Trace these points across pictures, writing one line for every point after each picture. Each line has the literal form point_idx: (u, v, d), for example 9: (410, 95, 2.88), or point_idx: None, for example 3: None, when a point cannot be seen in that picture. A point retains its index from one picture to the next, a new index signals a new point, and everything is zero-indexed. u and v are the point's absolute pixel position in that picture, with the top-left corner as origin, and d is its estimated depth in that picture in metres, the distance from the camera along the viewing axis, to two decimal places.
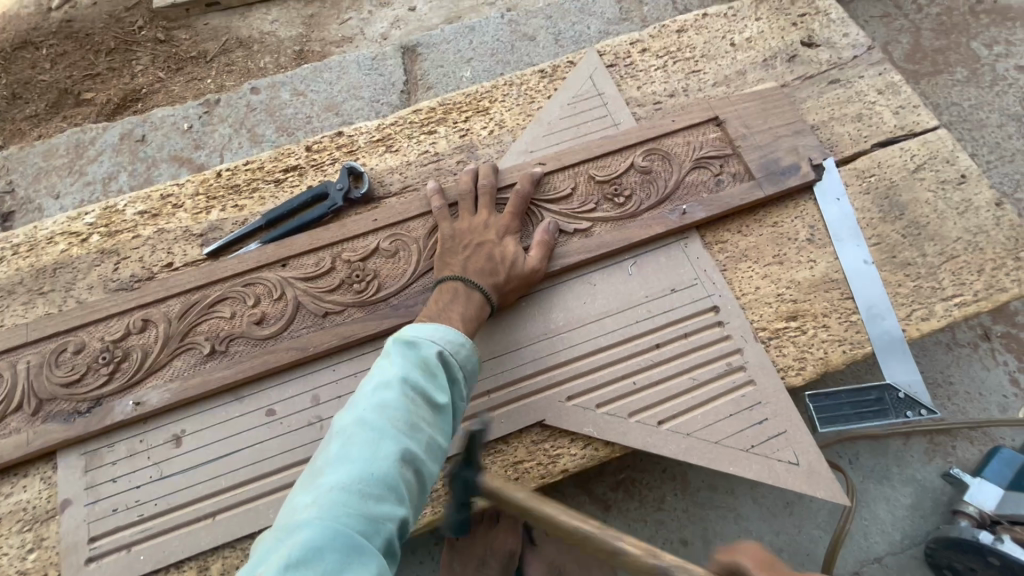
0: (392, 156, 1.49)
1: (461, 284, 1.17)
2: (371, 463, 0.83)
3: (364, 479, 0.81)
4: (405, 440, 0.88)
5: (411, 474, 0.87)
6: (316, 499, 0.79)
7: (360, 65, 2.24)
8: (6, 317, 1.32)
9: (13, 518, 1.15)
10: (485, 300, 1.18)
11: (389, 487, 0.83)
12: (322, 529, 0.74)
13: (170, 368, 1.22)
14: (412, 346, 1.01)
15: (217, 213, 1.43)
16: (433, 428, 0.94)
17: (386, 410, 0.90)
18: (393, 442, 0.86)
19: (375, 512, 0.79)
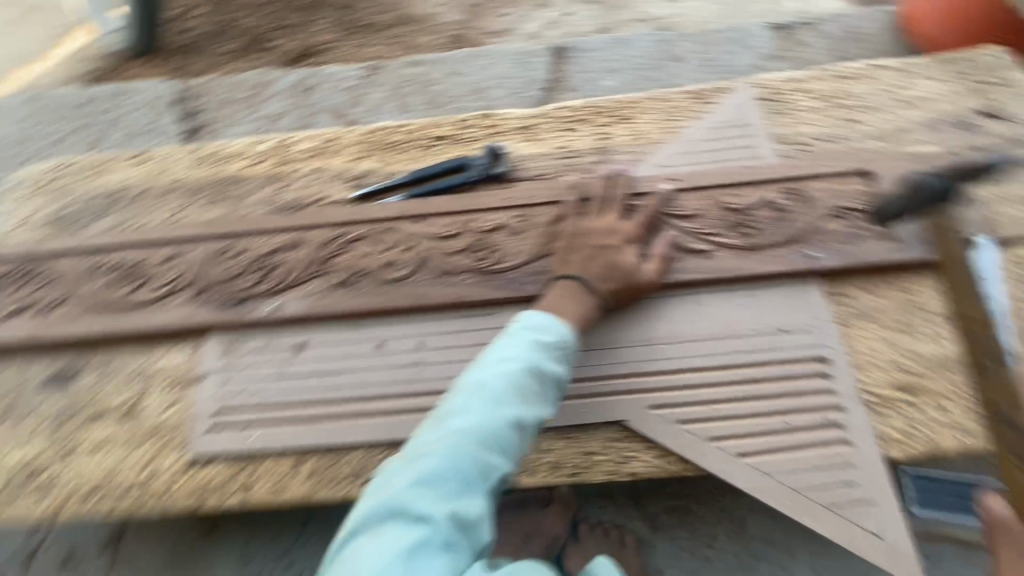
0: (533, 144, 1.58)
1: (576, 282, 1.24)
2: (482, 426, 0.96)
3: (477, 434, 0.95)
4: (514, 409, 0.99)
5: (516, 438, 0.99)
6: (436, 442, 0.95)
7: (512, 58, 2.37)
8: (188, 213, 1.56)
9: (161, 377, 1.36)
10: (598, 296, 1.23)
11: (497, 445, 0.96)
12: (440, 465, 0.91)
13: (307, 286, 1.39)
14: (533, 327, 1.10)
15: (370, 163, 1.60)
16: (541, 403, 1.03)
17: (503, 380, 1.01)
18: (504, 409, 0.98)
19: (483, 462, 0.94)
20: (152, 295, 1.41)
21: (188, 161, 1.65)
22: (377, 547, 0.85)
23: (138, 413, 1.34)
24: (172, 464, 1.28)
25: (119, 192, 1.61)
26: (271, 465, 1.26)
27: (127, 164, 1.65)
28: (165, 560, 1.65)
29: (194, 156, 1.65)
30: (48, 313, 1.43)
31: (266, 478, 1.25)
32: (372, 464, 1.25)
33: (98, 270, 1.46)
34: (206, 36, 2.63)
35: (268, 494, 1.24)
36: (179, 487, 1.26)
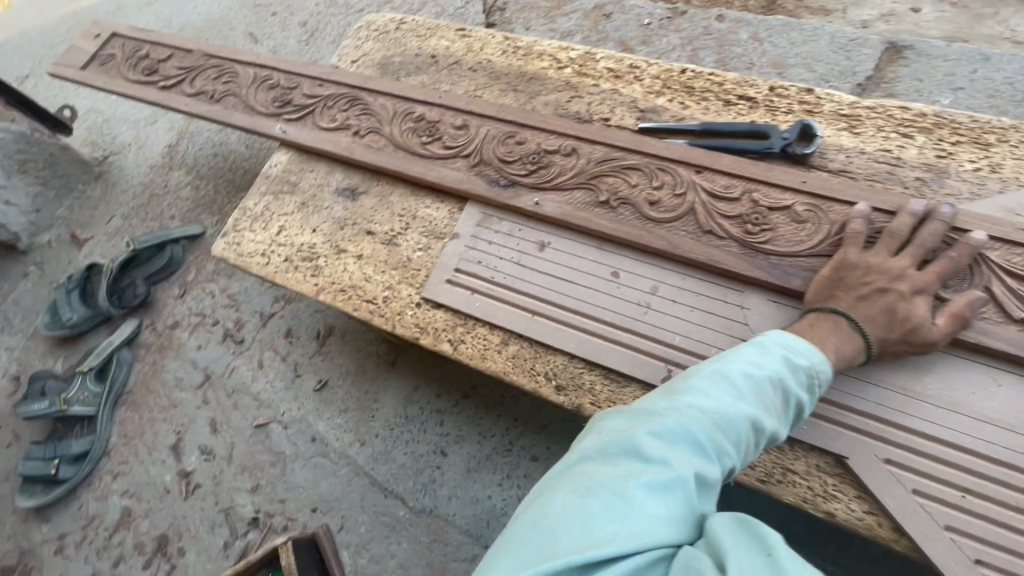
0: (850, 137, 1.40)
1: (840, 316, 1.08)
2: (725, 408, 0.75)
3: (722, 409, 0.74)
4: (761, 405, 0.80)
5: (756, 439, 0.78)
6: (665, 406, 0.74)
7: (834, 40, 2.10)
8: (486, 92, 1.69)
9: (422, 222, 1.55)
10: (883, 321, 1.07)
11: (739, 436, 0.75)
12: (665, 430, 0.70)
13: (569, 194, 1.44)
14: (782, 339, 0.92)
15: (664, 101, 1.57)
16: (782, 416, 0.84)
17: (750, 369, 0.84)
18: (744, 404, 0.78)
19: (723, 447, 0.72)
20: (438, 152, 1.58)
21: (500, 47, 1.77)
22: (588, 482, 0.64)
23: (396, 244, 1.54)
24: (408, 295, 1.47)
25: (438, 56, 1.80)
26: (483, 335, 1.38)
27: (451, 35, 1.84)
28: (351, 369, 1.94)
29: (506, 45, 1.77)
30: (358, 137, 1.69)
31: (476, 343, 1.38)
32: (569, 373, 1.30)
33: (405, 116, 1.67)
34: None
35: (473, 356, 1.37)
36: (407, 317, 1.44)
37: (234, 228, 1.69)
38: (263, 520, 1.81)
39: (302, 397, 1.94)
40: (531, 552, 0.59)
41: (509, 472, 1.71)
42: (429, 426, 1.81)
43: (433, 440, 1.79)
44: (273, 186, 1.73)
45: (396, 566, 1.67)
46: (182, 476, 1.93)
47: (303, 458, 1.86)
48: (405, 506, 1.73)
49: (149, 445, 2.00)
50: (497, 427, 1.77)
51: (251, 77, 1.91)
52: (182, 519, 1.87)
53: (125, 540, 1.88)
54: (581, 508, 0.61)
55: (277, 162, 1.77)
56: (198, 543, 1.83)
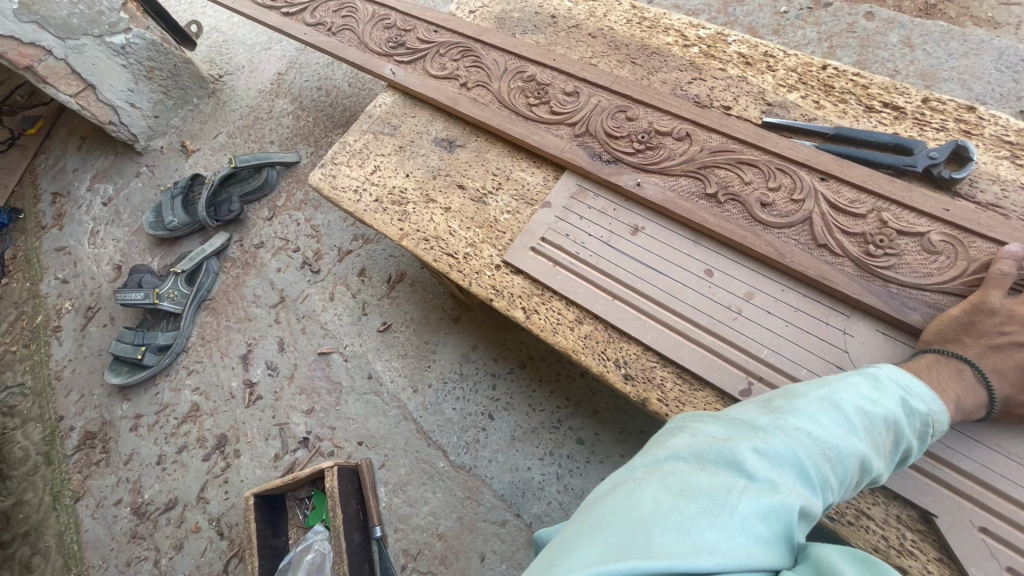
0: (1010, 167, 1.24)
1: (967, 366, 0.97)
2: (836, 438, 0.73)
3: (832, 440, 0.73)
4: (868, 445, 0.76)
5: (856, 480, 0.75)
6: (773, 423, 0.73)
7: (1001, 58, 1.85)
8: (603, 61, 1.61)
9: (514, 185, 1.52)
10: (1016, 379, 0.96)
11: (840, 471, 0.72)
12: (775, 445, 0.69)
13: (673, 180, 1.36)
14: (899, 382, 0.88)
15: (796, 96, 1.44)
16: (886, 461, 0.80)
17: (860, 406, 0.80)
18: (856, 437, 0.75)
19: (824, 481, 0.69)
20: (544, 116, 1.53)
21: (624, 16, 1.69)
22: (684, 484, 0.63)
23: (485, 203, 1.52)
24: (490, 256, 1.45)
25: (558, 17, 1.74)
26: (558, 309, 1.35)
27: None
28: (415, 318, 1.98)
29: (631, 14, 1.68)
30: (464, 89, 1.67)
31: (549, 316, 1.35)
32: (640, 365, 1.25)
33: (516, 75, 1.63)
34: None
35: (544, 329, 1.34)
36: (485, 276, 1.43)
37: (332, 161, 1.72)
38: (312, 441, 1.91)
39: (365, 335, 2.01)
40: (630, 535, 0.58)
41: (552, 449, 1.70)
42: (482, 388, 1.82)
43: (483, 403, 1.80)
44: (375, 126, 1.75)
45: (428, 513, 1.72)
46: (247, 385, 2.06)
47: (357, 392, 1.93)
48: (446, 460, 1.76)
49: (222, 351, 2.14)
50: (547, 403, 1.76)
51: (369, 14, 1.92)
52: (241, 424, 2.01)
53: (190, 432, 2.05)
54: (676, 507, 0.61)
55: (382, 103, 1.79)
56: (252, 449, 1.96)
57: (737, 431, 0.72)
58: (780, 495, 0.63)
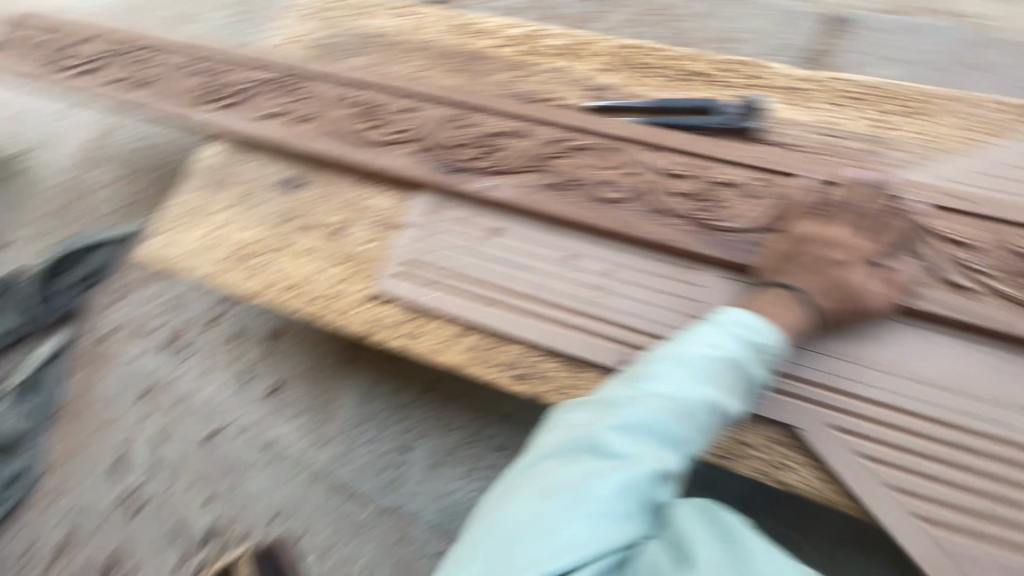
0: (795, 109, 1.41)
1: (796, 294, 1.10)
2: (685, 396, 0.82)
3: (682, 399, 0.81)
4: (717, 392, 0.86)
5: (711, 424, 0.85)
6: (631, 396, 0.81)
7: (777, 13, 2.11)
8: (430, 72, 1.61)
9: (367, 213, 1.47)
10: (835, 292, 1.09)
11: (694, 423, 0.81)
12: (630, 420, 0.76)
13: (519, 177, 1.39)
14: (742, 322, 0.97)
15: (613, 77, 1.53)
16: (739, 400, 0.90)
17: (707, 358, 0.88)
18: (705, 389, 0.84)
19: (678, 437, 0.79)
20: (382, 138, 1.50)
21: (442, 25, 1.69)
22: None
23: (342, 237, 1.46)
24: (358, 291, 1.39)
25: (376, 36, 1.70)
26: (438, 327, 1.33)
27: (390, 12, 1.74)
28: (305, 369, 1.86)
29: (448, 22, 1.69)
30: (294, 123, 1.58)
31: (431, 337, 1.32)
32: (527, 363, 1.27)
33: (344, 101, 1.58)
34: None
35: (428, 351, 1.32)
36: (357, 313, 1.38)
37: (164, 228, 1.56)
38: (221, 531, 1.73)
39: (254, 402, 1.85)
40: None
41: (474, 464, 1.68)
42: (391, 423, 1.75)
43: (396, 437, 1.73)
44: (205, 181, 1.61)
45: (365, 568, 1.64)
46: (128, 493, 1.81)
47: (259, 465, 1.77)
48: (371, 507, 1.68)
49: (89, 464, 1.87)
50: (459, 420, 1.72)
51: (172, 62, 1.76)
52: (132, 538, 1.77)
53: (71, 565, 1.77)
54: None
55: (208, 155, 1.65)
56: (152, 562, 1.74)
57: (598, 415, 0.78)
58: None
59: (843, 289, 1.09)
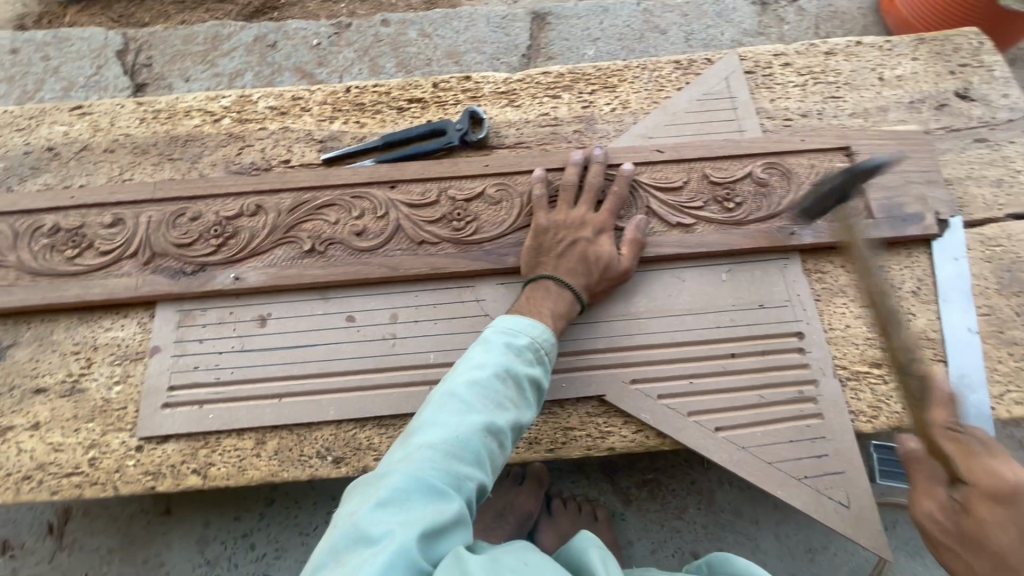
0: (513, 110, 1.51)
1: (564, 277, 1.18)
2: (454, 434, 0.85)
3: (450, 438, 0.84)
4: (487, 413, 0.90)
5: (492, 444, 0.89)
6: (404, 456, 0.83)
7: (489, 21, 2.26)
8: (136, 172, 1.42)
9: (107, 351, 1.25)
10: (586, 268, 1.19)
11: (467, 456, 0.85)
12: (398, 484, 0.78)
13: (270, 255, 1.29)
14: (503, 329, 1.01)
15: (339, 125, 1.50)
16: (515, 407, 0.94)
17: (471, 384, 0.92)
18: (474, 416, 0.88)
19: (454, 478, 0.81)
20: (96, 261, 1.29)
21: (135, 116, 1.50)
22: None
23: (83, 389, 1.22)
24: (122, 442, 1.18)
25: (57, 147, 1.46)
26: (233, 445, 1.18)
27: (66, 116, 1.50)
28: (113, 545, 1.54)
29: (142, 111, 1.51)
30: None
31: (228, 458, 1.17)
32: (342, 441, 1.18)
33: (32, 233, 1.32)
34: None
35: (229, 475, 1.16)
36: (129, 469, 1.16)
37: None
38: None
39: None
40: None
41: None
42: (241, 557, 1.53)
43: (251, 569, 1.52)
44: None
45: None
46: None
47: None
48: None
49: None
50: (317, 518, 1.55)
51: None
52: None
53: None
54: None
55: None
56: None
57: (373, 490, 0.79)
58: (399, 539, 0.71)
59: (593, 262, 1.20)
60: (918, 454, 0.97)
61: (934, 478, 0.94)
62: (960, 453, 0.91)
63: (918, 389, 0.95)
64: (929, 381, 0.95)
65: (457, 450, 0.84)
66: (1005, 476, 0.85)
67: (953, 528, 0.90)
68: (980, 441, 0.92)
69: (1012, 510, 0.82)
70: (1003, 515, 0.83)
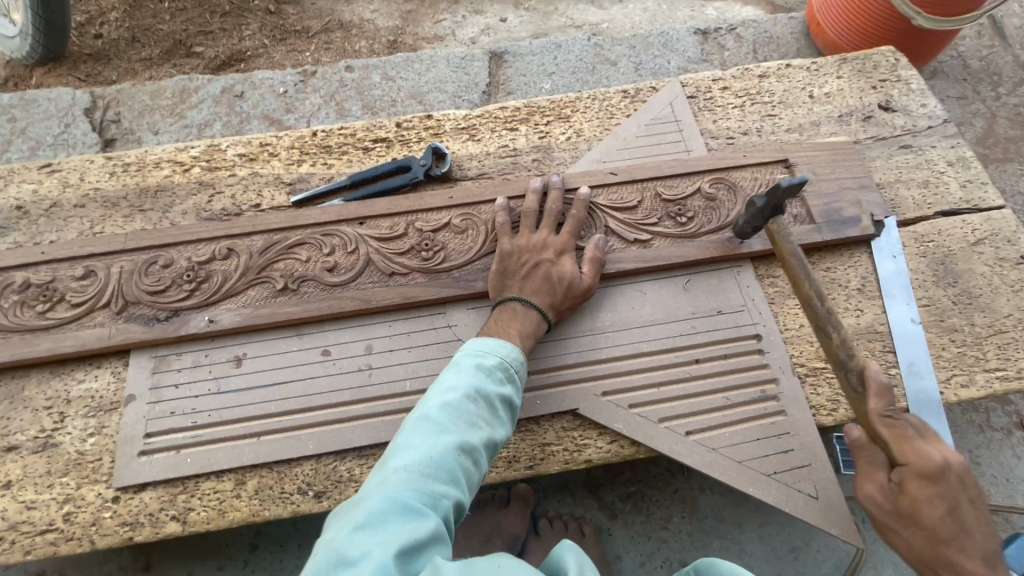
0: (474, 144, 1.59)
1: (532, 296, 1.24)
2: (429, 453, 0.89)
3: (425, 457, 0.88)
4: (460, 432, 0.93)
5: (467, 462, 0.92)
6: (380, 479, 0.86)
7: (450, 62, 2.38)
8: (106, 224, 1.45)
9: (81, 403, 1.25)
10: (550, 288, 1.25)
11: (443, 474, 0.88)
12: (376, 505, 0.80)
13: (243, 296, 1.32)
14: (473, 352, 1.06)
15: (307, 167, 1.55)
16: (488, 426, 0.98)
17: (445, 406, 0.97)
18: (446, 435, 0.92)
19: (430, 496, 0.84)
20: (68, 315, 1.30)
21: (105, 170, 1.54)
22: None
23: (56, 444, 1.21)
24: (97, 495, 1.17)
25: (25, 205, 1.48)
26: (212, 487, 1.18)
27: (35, 174, 1.53)
28: None
29: (111, 165, 1.54)
30: None
31: (208, 501, 1.17)
32: (324, 475, 1.19)
33: (2, 291, 1.32)
34: (121, 42, 2.54)
35: (210, 518, 1.16)
36: (105, 521, 1.15)
37: None
38: None
39: None
40: None
41: None
42: None
43: None
44: None
45: None
46: None
47: None
48: None
49: None
50: (302, 559, 1.53)
51: None
52: None
53: None
54: None
55: None
56: None
57: (351, 514, 0.82)
58: (377, 556, 0.73)
59: (556, 279, 1.26)
60: (860, 441, 1.07)
61: (875, 462, 1.05)
62: (898, 440, 1.02)
63: (854, 381, 1.07)
64: (864, 374, 1.07)
65: (432, 469, 0.88)
66: (936, 459, 0.98)
67: (889, 506, 1.02)
68: (913, 428, 1.03)
69: (940, 488, 0.98)
70: (933, 493, 0.98)
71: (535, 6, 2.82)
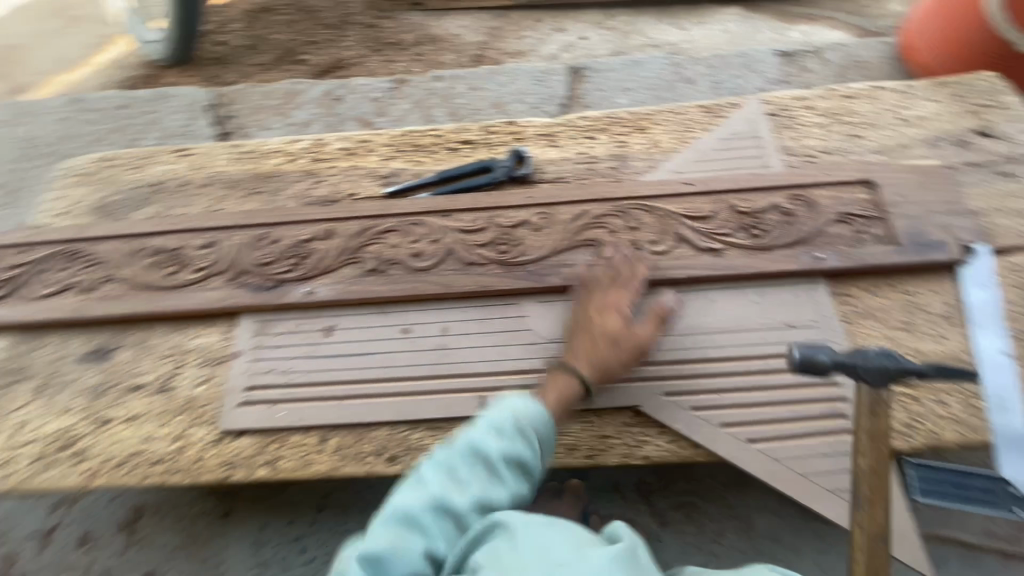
0: (555, 150, 1.68)
1: (583, 356, 1.27)
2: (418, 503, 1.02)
3: (412, 508, 1.01)
4: (451, 489, 1.04)
5: (455, 519, 1.02)
6: (381, 517, 1.03)
7: (531, 75, 2.50)
8: (226, 202, 1.64)
9: (196, 354, 1.42)
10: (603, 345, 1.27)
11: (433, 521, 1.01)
12: (371, 540, 0.98)
13: (337, 273, 1.46)
14: (486, 413, 1.15)
15: (400, 163, 1.70)
16: (482, 487, 1.06)
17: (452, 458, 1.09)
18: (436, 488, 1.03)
19: (409, 547, 0.97)
20: (190, 278, 1.48)
21: (228, 156, 1.75)
22: None
23: (173, 388, 1.39)
24: (203, 436, 1.33)
25: (162, 182, 1.71)
26: (299, 440, 1.30)
27: (171, 157, 1.76)
28: (179, 543, 1.66)
29: (234, 152, 1.75)
30: (90, 292, 1.50)
31: (294, 452, 1.30)
32: (396, 441, 1.29)
33: (140, 253, 1.54)
34: (240, 49, 2.86)
35: (296, 467, 1.28)
36: (208, 459, 1.30)
37: None
38: None
39: None
40: None
41: None
42: (293, 558, 1.62)
43: (302, 571, 1.61)
44: None
45: None
46: None
47: None
48: None
49: None
50: (364, 524, 1.64)
51: None
52: None
53: None
54: None
55: None
56: None
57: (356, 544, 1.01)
58: None
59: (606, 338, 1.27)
60: None
61: None
62: None
63: None
64: None
65: (421, 518, 1.01)
66: None
67: None
68: None
69: None
70: None
71: (616, 26, 2.91)
